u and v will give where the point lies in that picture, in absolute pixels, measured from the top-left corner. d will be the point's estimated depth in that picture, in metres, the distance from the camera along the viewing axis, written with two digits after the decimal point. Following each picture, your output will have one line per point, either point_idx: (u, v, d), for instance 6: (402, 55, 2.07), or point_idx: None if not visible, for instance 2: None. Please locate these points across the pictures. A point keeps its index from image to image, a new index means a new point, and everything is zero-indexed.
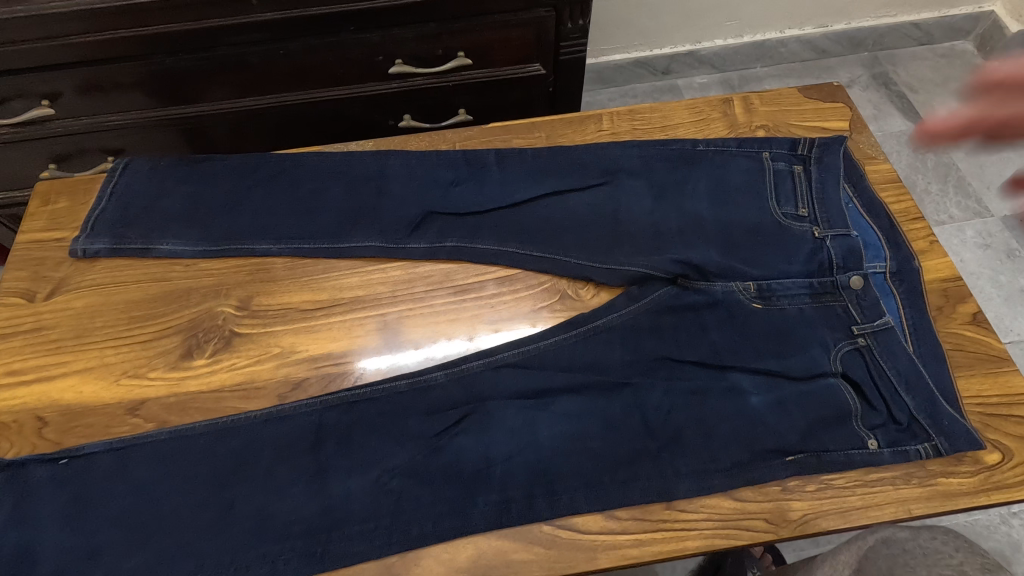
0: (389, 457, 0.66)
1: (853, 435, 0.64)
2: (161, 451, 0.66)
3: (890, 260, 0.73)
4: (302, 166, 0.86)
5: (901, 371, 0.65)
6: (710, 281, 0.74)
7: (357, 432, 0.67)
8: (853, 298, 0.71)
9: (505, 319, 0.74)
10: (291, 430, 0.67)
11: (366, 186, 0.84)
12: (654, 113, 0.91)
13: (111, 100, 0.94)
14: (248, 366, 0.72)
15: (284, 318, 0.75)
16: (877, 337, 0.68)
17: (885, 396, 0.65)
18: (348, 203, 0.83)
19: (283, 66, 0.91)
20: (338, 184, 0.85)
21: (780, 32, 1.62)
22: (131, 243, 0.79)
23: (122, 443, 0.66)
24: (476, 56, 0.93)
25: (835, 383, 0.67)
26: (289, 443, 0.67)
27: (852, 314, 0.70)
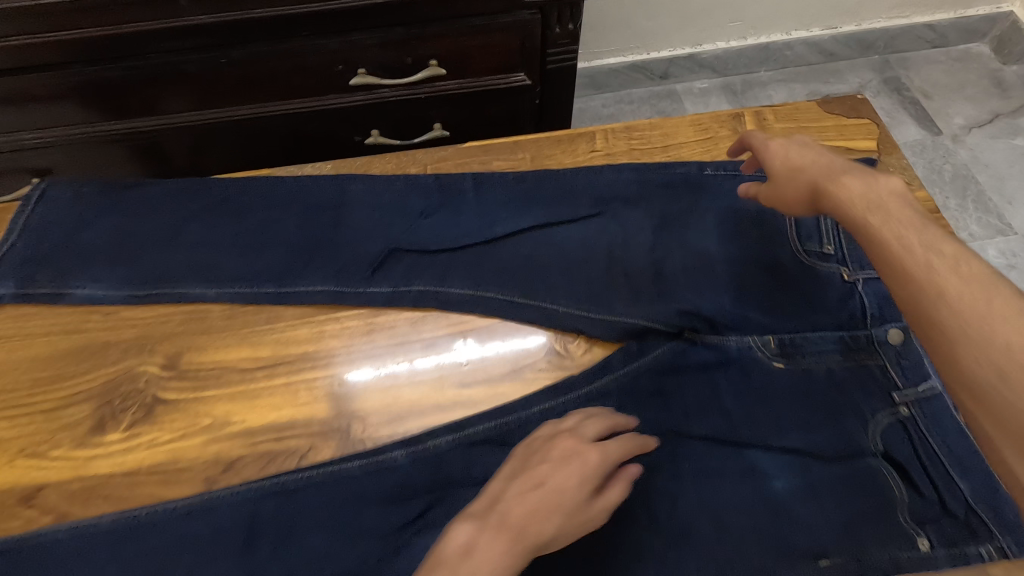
0: (338, 560, 0.54)
1: (899, 531, 0.52)
2: (58, 554, 0.54)
3: None
4: (249, 192, 0.74)
5: (954, 451, 0.54)
6: (722, 335, 0.63)
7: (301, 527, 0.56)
8: (893, 357, 0.60)
9: (480, 380, 0.63)
10: (220, 525, 0.55)
11: (320, 217, 0.72)
12: (655, 131, 0.79)
13: (30, 115, 0.81)
14: (171, 442, 0.59)
15: (218, 380, 0.63)
16: (922, 407, 0.57)
17: (935, 482, 0.54)
18: (299, 237, 0.71)
19: (226, 78, 0.79)
20: (290, 214, 0.72)
21: (785, 34, 1.51)
22: (40, 287, 0.67)
23: (9, 545, 0.54)
24: (452, 65, 0.81)
25: (874, 464, 0.56)
26: (216, 541, 0.55)
27: (892, 378, 0.59)
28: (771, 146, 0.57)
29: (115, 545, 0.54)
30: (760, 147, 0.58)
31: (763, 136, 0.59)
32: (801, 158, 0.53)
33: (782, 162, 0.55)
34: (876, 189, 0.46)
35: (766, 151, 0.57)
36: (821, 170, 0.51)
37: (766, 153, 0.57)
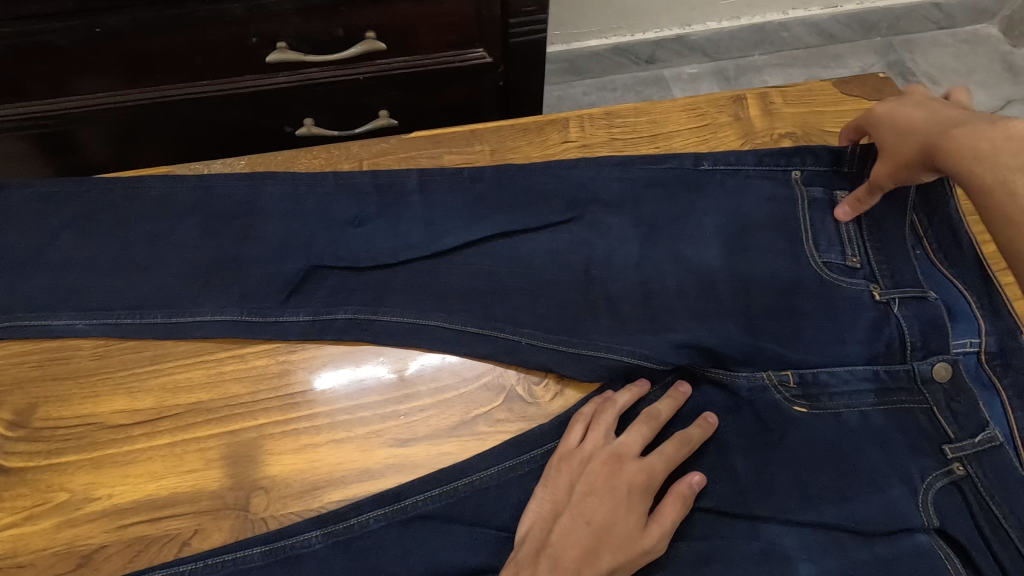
0: None
1: None
2: None
3: (987, 336, 0.47)
4: (136, 192, 0.56)
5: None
6: (731, 369, 0.50)
7: None
8: (941, 399, 0.47)
9: (422, 436, 0.49)
10: None
11: (225, 225, 0.55)
12: (640, 117, 0.66)
13: None
14: (16, 526, 0.46)
15: (81, 440, 0.49)
16: (982, 465, 0.44)
17: (1007, 565, 0.41)
18: (198, 253, 0.54)
19: (108, 52, 0.64)
20: (187, 219, 0.55)
21: (782, 14, 1.38)
22: None
23: None
24: (393, 39, 0.67)
25: (925, 543, 0.43)
26: None
27: (940, 425, 0.46)
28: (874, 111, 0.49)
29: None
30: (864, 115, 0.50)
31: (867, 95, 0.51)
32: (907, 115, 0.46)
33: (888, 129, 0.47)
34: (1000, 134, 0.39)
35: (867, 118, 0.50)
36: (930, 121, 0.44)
37: (874, 127, 0.49)
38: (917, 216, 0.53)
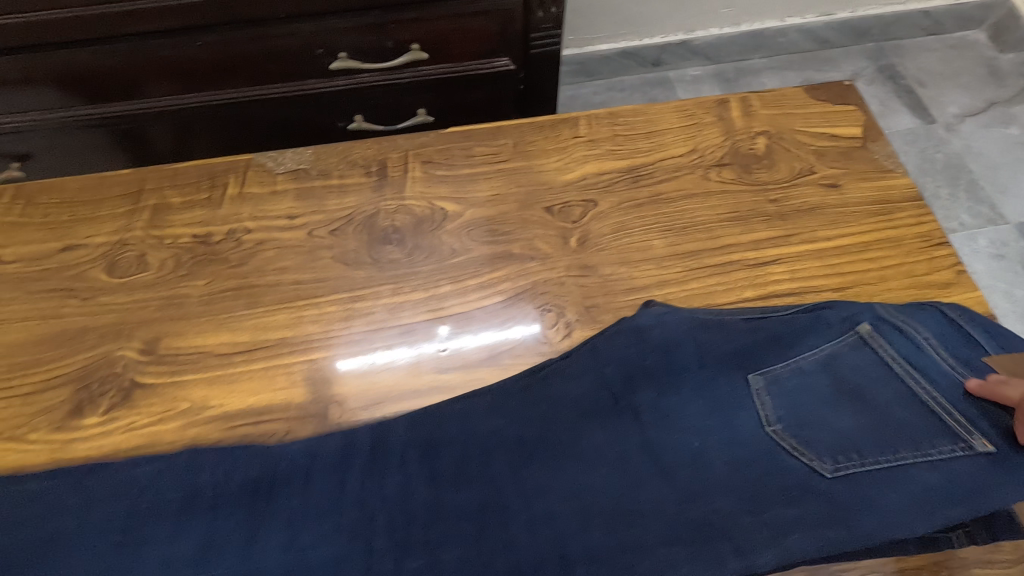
0: (307, 531, 0.50)
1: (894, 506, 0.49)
2: None
3: (944, 358, 0.54)
4: (193, 503, 0.52)
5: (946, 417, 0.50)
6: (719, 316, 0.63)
7: (260, 500, 0.52)
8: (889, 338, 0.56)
9: (458, 366, 0.63)
10: (185, 496, 0.53)
11: (221, 546, 0.49)
12: (638, 117, 0.79)
13: (9, 99, 0.80)
14: (149, 425, 0.60)
15: (196, 364, 0.63)
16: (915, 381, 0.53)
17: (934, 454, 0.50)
18: (188, 542, 0.49)
19: (202, 61, 0.78)
20: (247, 504, 0.52)
21: (779, 21, 1.50)
22: (41, 281, 0.68)
23: None
24: (433, 50, 0.80)
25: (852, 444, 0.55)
26: (178, 511, 0.51)
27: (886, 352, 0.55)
28: None
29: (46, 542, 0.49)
30: None
31: None
32: None
33: None
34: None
35: None
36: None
37: None
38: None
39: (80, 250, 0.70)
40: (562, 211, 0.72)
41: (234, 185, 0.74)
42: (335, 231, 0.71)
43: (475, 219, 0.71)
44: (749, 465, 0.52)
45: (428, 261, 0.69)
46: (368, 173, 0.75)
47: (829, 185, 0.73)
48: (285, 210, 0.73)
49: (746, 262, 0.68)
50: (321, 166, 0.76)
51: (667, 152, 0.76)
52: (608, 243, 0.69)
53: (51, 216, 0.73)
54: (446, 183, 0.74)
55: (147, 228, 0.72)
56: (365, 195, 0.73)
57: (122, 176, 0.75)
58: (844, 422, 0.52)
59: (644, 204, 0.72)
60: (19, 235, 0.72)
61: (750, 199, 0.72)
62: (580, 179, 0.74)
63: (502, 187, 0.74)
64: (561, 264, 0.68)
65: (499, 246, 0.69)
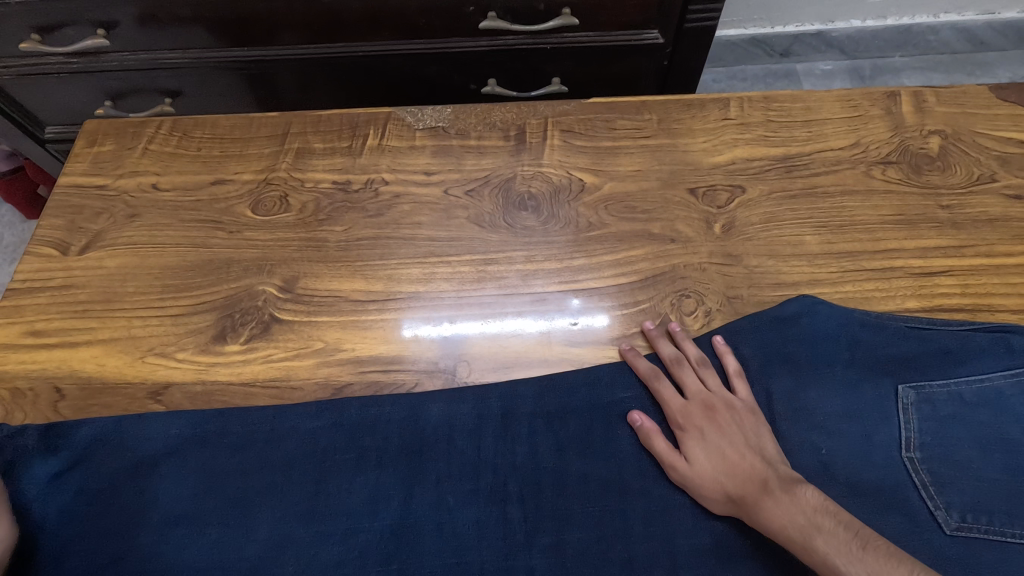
0: (434, 469, 0.56)
1: None
2: (186, 430, 0.58)
3: None
4: (334, 427, 0.58)
5: None
6: (878, 316, 0.58)
7: (391, 433, 0.57)
8: None
9: (588, 341, 0.60)
10: (326, 421, 0.58)
11: (367, 466, 0.56)
12: (796, 104, 0.74)
13: (171, 35, 0.83)
14: (285, 359, 0.61)
15: (331, 307, 0.64)
16: None
17: None
18: (335, 460, 0.57)
19: (354, 10, 0.79)
20: (381, 434, 0.57)
21: (932, 17, 1.37)
22: (192, 211, 0.72)
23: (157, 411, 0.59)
24: (584, 16, 0.78)
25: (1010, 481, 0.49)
26: (318, 436, 0.57)
27: None
28: (732, 497, 0.50)
29: (223, 441, 0.57)
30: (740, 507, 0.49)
31: (752, 494, 0.49)
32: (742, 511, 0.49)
33: (734, 502, 0.50)
34: (802, 512, 0.46)
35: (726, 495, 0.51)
36: (714, 468, 0.51)
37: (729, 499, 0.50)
38: (771, 490, 0.48)
39: (228, 185, 0.73)
40: (707, 195, 0.68)
41: (374, 136, 0.75)
42: (471, 192, 0.70)
43: (614, 194, 0.69)
44: (875, 491, 0.50)
45: (563, 232, 0.67)
46: (506, 137, 0.74)
47: (1014, 196, 0.66)
48: (422, 165, 0.73)
49: (911, 271, 0.62)
50: (459, 126, 0.75)
51: (826, 143, 0.70)
52: (756, 234, 0.65)
53: (203, 150, 0.76)
54: (586, 154, 0.72)
55: (290, 171, 0.73)
56: (502, 158, 0.72)
57: (269, 119, 0.78)
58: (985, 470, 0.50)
59: (798, 196, 0.67)
60: (174, 164, 0.75)
61: (919, 201, 0.66)
62: (729, 164, 0.70)
63: (645, 164, 0.71)
64: (703, 249, 0.65)
65: (639, 225, 0.67)
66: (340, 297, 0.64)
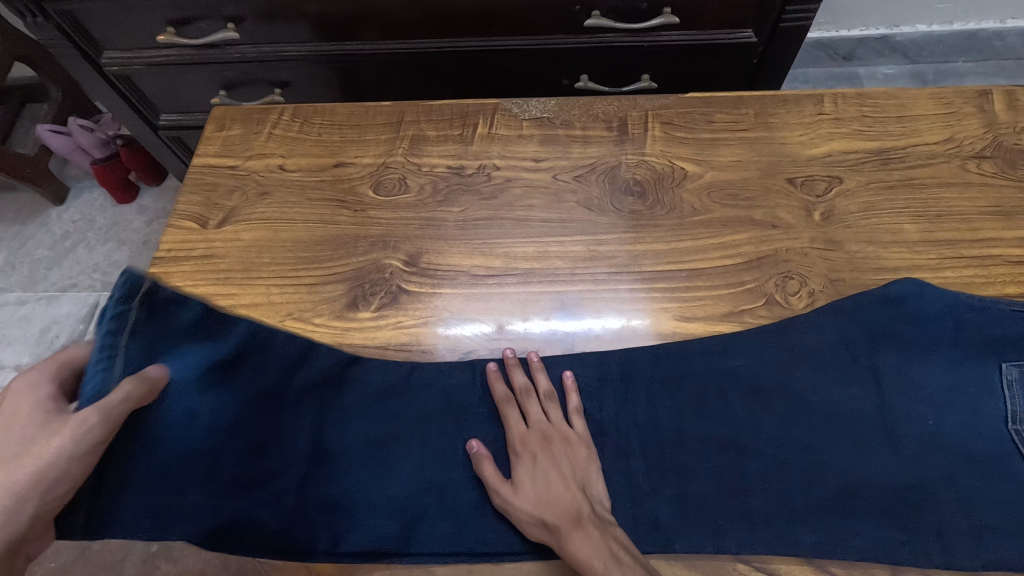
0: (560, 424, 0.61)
1: None
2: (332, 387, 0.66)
3: None
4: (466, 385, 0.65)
5: None
6: (988, 298, 0.60)
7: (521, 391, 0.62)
8: None
9: (702, 318, 0.64)
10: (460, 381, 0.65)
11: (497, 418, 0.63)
12: (889, 101, 0.77)
13: (292, 30, 0.89)
14: (415, 326, 0.67)
15: (454, 280, 0.69)
16: None
17: None
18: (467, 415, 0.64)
19: (466, 8, 0.84)
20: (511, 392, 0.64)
21: (999, 22, 1.38)
22: (319, 191, 0.77)
23: (301, 367, 0.65)
24: (683, 16, 0.82)
25: None
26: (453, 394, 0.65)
27: None
28: (533, 524, 0.54)
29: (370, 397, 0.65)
30: (543, 532, 0.54)
31: (564, 530, 0.52)
32: (549, 540, 0.53)
33: (530, 526, 0.55)
34: (604, 543, 0.51)
35: (516, 515, 0.55)
36: (535, 493, 0.55)
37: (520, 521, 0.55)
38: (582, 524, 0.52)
39: (350, 167, 0.79)
40: (806, 184, 0.72)
41: (484, 125, 0.80)
42: (579, 177, 0.75)
43: (716, 182, 0.73)
44: (981, 460, 0.54)
45: (669, 216, 0.71)
46: (609, 128, 0.78)
47: None
48: (531, 153, 0.77)
49: (1010, 259, 0.65)
50: (564, 117, 0.80)
51: (921, 138, 0.74)
52: (855, 221, 0.69)
53: (325, 135, 0.82)
54: (687, 145, 0.76)
55: (407, 156, 0.79)
56: (607, 147, 0.77)
57: (385, 108, 0.83)
58: None
59: (894, 187, 0.71)
60: (299, 148, 0.81)
61: (1016, 194, 0.69)
62: (826, 156, 0.73)
63: (744, 154, 0.75)
64: (805, 235, 0.68)
65: (742, 211, 0.70)
66: (462, 272, 0.70)
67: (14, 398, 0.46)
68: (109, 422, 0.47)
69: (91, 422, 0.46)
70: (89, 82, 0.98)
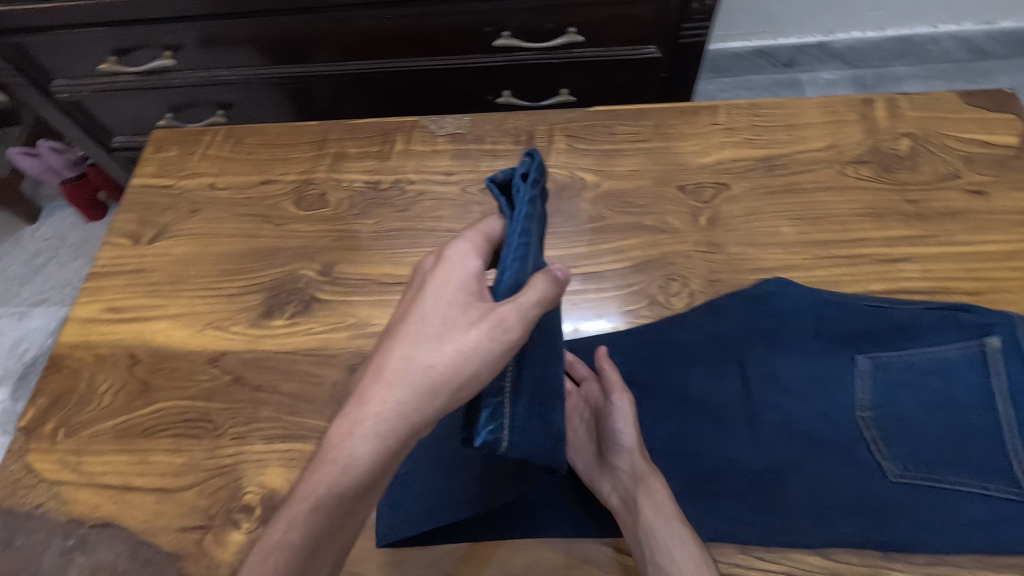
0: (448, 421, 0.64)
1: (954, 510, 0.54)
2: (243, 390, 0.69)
3: None
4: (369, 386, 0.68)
5: None
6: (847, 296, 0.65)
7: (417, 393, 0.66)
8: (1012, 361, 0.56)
9: (588, 320, 0.69)
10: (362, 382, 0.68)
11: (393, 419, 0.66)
12: (779, 110, 0.81)
13: (227, 56, 0.95)
14: (324, 332, 0.71)
15: (363, 288, 0.74)
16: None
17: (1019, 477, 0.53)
18: None
19: (385, 32, 0.89)
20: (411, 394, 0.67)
21: (932, 27, 1.43)
22: (245, 207, 0.82)
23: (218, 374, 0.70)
24: (588, 35, 0.87)
25: (953, 441, 0.56)
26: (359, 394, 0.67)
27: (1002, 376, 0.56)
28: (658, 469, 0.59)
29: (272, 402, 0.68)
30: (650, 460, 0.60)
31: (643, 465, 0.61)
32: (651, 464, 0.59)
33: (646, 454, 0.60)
34: None
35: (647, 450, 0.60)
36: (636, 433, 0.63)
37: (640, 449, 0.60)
38: None
39: (275, 184, 0.84)
40: (695, 191, 0.76)
41: (401, 142, 0.85)
42: (486, 189, 0.80)
43: (612, 191, 0.78)
44: (828, 446, 0.59)
45: (566, 224, 0.76)
46: (517, 142, 0.83)
47: (975, 192, 0.72)
48: (443, 167, 0.82)
49: (878, 258, 0.69)
50: (476, 132, 0.85)
51: (806, 145, 0.78)
52: (738, 225, 0.73)
53: (254, 154, 0.87)
54: (588, 156, 0.81)
55: (328, 172, 0.84)
56: (514, 160, 0.81)
57: (311, 127, 0.89)
58: (930, 428, 0.57)
59: (777, 192, 0.75)
60: (229, 167, 0.86)
61: (889, 196, 0.73)
62: (716, 164, 0.78)
63: (641, 164, 0.79)
64: (690, 239, 0.73)
65: (633, 218, 0.75)
66: (371, 280, 0.74)
67: (448, 266, 0.48)
68: (524, 328, 0.44)
69: (509, 323, 0.44)
70: (44, 109, 1.04)
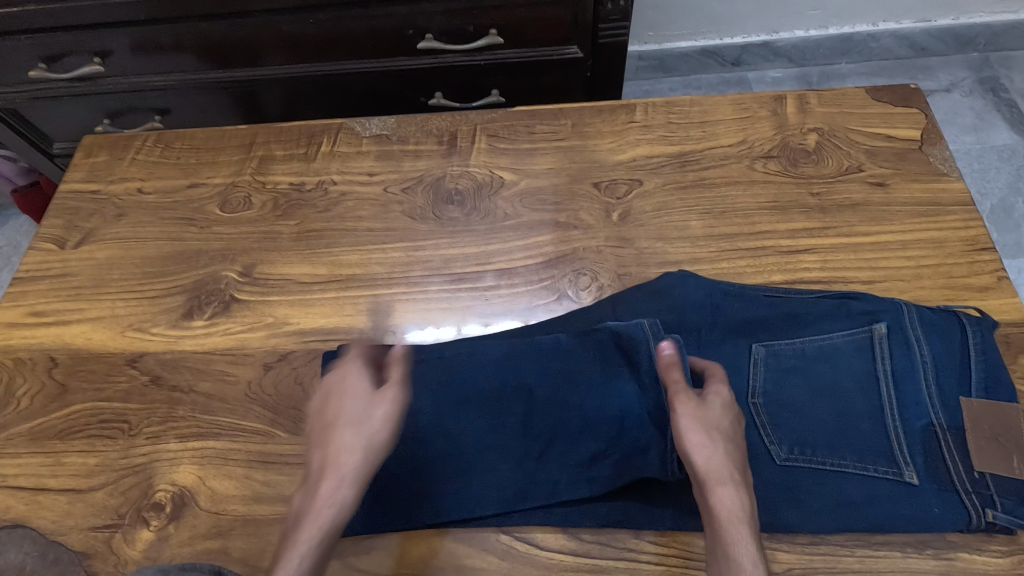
0: None
1: (834, 491, 0.56)
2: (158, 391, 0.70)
3: (930, 383, 0.58)
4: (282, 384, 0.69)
5: (915, 443, 0.56)
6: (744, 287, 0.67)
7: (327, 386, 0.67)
8: (889, 351, 0.60)
9: (500, 315, 0.70)
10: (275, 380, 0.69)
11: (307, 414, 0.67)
12: (693, 107, 0.83)
13: (159, 61, 0.96)
14: (241, 332, 0.72)
15: (282, 288, 0.75)
16: (899, 397, 0.58)
17: (892, 457, 0.56)
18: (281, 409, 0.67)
19: (312, 36, 0.91)
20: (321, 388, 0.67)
21: (872, 25, 1.46)
22: (171, 210, 0.83)
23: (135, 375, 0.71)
24: (509, 36, 0.89)
25: (835, 426, 0.58)
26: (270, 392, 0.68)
27: (880, 365, 0.60)
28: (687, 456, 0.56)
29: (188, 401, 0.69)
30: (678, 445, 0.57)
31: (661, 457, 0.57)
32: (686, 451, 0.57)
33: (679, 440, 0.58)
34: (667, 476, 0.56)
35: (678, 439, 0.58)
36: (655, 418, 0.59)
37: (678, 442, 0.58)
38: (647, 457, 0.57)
39: (202, 187, 0.85)
40: (609, 187, 0.78)
41: (327, 143, 0.87)
42: (407, 189, 0.81)
43: (529, 188, 0.79)
44: None
45: (482, 222, 0.77)
46: (440, 142, 0.84)
47: (876, 184, 0.74)
48: (366, 167, 0.84)
49: (780, 249, 0.71)
50: (400, 133, 0.86)
51: (718, 141, 0.80)
52: (648, 220, 0.75)
53: (182, 158, 0.88)
54: (508, 155, 0.82)
55: (254, 174, 0.85)
56: (436, 160, 0.83)
57: (239, 131, 0.90)
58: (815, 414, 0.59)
59: (688, 187, 0.77)
60: (157, 171, 0.87)
61: (794, 189, 0.75)
62: (630, 161, 0.80)
63: (558, 162, 0.81)
64: (601, 235, 0.74)
65: (548, 214, 0.77)
66: (290, 280, 0.75)
67: None
68: None
69: None
70: None
